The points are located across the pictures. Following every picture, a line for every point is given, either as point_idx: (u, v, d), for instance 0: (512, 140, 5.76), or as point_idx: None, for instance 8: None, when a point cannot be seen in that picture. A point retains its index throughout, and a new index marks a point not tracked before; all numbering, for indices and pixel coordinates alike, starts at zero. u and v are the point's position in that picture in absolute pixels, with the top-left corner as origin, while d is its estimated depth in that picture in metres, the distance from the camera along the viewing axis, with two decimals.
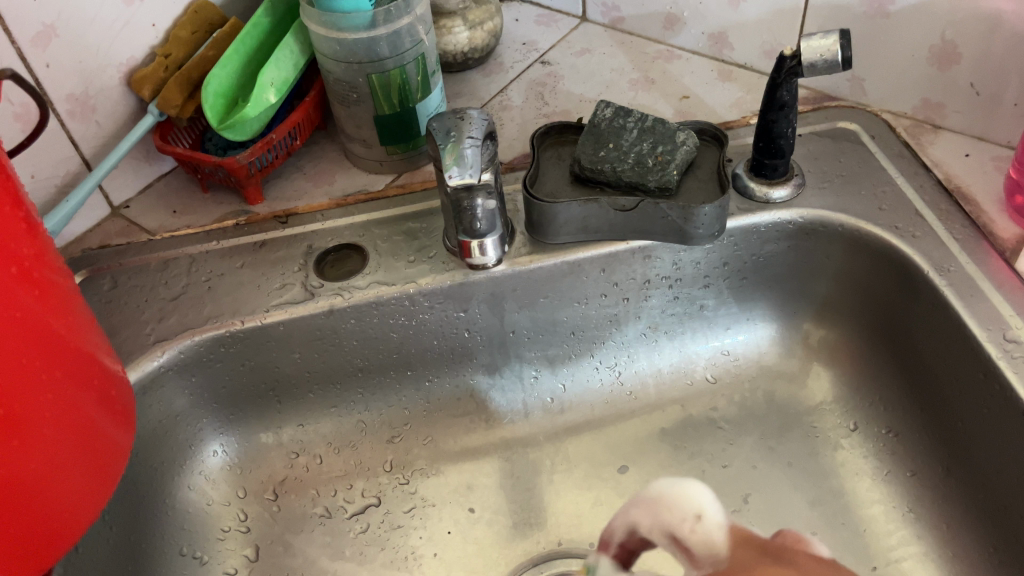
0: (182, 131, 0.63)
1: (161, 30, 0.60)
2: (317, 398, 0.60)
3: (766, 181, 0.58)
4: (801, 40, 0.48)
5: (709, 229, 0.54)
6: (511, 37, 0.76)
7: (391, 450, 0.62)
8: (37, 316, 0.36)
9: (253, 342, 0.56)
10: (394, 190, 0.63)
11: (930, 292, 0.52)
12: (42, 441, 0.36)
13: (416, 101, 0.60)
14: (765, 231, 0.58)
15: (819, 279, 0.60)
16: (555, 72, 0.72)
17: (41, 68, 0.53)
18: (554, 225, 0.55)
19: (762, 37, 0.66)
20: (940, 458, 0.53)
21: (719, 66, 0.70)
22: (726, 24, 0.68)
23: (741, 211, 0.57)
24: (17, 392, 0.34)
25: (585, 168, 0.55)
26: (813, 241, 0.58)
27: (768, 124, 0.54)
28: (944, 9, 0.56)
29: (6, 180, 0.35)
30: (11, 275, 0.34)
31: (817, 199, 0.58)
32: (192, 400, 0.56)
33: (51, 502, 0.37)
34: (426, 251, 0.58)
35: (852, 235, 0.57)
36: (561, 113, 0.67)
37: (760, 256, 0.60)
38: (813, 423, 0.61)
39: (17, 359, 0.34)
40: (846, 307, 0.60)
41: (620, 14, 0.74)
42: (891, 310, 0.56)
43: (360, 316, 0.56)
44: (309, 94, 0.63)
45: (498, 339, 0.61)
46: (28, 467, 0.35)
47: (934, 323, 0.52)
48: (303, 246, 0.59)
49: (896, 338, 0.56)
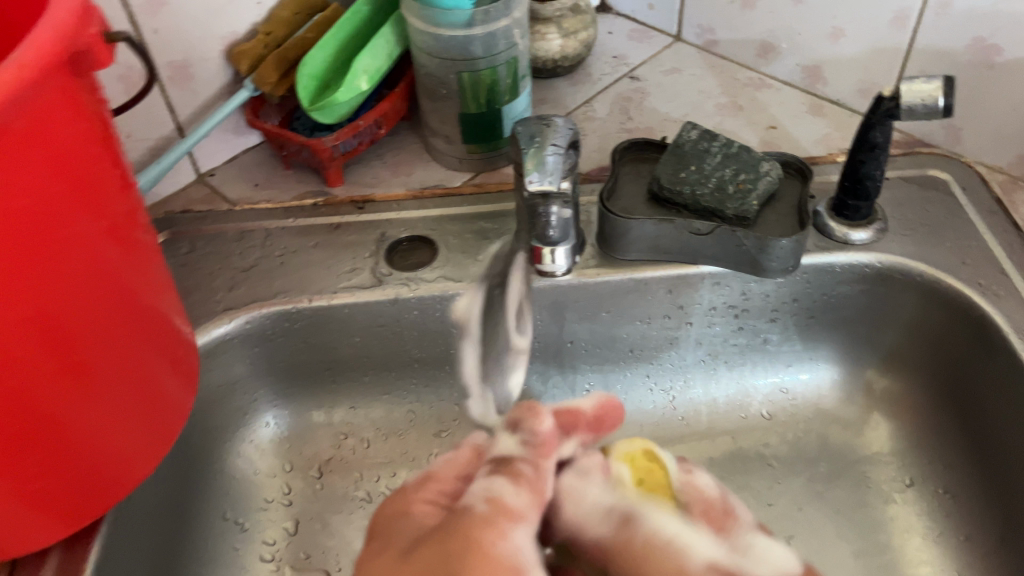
0: (272, 109, 0.64)
1: (265, 8, 0.61)
2: (372, 383, 0.61)
3: (846, 223, 0.57)
4: (902, 82, 0.47)
5: (783, 263, 0.53)
6: (602, 48, 0.76)
7: (437, 444, 0.62)
8: (120, 273, 0.37)
9: (318, 321, 0.57)
10: (471, 189, 0.63)
11: (1008, 354, 0.51)
12: (105, 393, 0.37)
13: (503, 103, 0.61)
14: (840, 272, 0.57)
15: (887, 329, 0.59)
16: (643, 88, 0.71)
17: (148, 33, 0.55)
18: (625, 241, 0.55)
19: (858, 75, 0.65)
20: (998, 527, 0.52)
21: (810, 100, 0.69)
22: (822, 57, 0.67)
23: (819, 249, 0.56)
24: (88, 344, 0.35)
25: (663, 188, 0.54)
26: (889, 288, 0.57)
27: (858, 164, 0.53)
28: None
29: (109, 138, 0.36)
30: (101, 231, 0.35)
31: (897, 245, 0.57)
32: (252, 369, 0.58)
33: (104, 452, 0.39)
34: (495, 252, 0.58)
35: (930, 286, 0.55)
36: (644, 130, 0.67)
37: (833, 297, 0.59)
38: (867, 472, 0.59)
39: (95, 313, 0.35)
40: (915, 360, 0.59)
41: (714, 38, 0.74)
42: (964, 368, 0.55)
43: (423, 308, 0.57)
44: (398, 85, 0.64)
45: (555, 347, 0.61)
46: (87, 416, 0.37)
47: (1009, 387, 0.51)
48: (376, 233, 0.60)
49: (966, 398, 0.55)
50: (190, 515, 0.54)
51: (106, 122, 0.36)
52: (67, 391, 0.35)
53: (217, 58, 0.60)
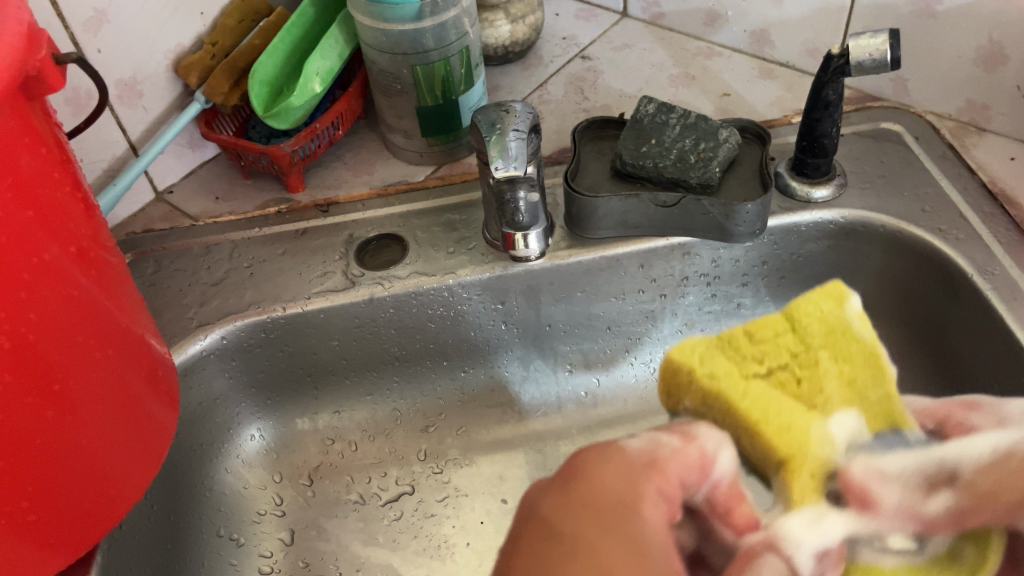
0: (227, 118, 0.66)
1: None
2: (222, 540, 0.58)
3: (807, 180, 0.60)
4: (848, 40, 0.50)
5: (750, 226, 0.56)
6: (182, 178, 0.67)
7: (298, 558, 0.59)
8: (25, 469, 0.38)
9: (171, 507, 0.54)
10: (255, 254, 0.61)
11: (973, 294, 0.53)
12: (73, 428, 0.40)
13: (290, 117, 0.61)
14: (805, 230, 0.60)
15: (858, 280, 0.62)
16: (161, 259, 0.62)
17: (93, 54, 0.57)
18: (398, 261, 0.60)
19: (805, 35, 0.68)
20: None
21: (347, 222, 0.63)
22: (770, 21, 0.69)
23: (782, 210, 0.59)
24: (70, 370, 0.39)
25: (490, 237, 0.60)
26: (854, 241, 0.60)
27: (818, 83, 0.54)
28: (798, 19, 0.67)
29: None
30: (30, 398, 0.37)
31: (859, 198, 0.60)
32: None
33: (94, 475, 0.43)
34: (327, 340, 0.60)
35: (893, 235, 0.58)
36: (163, 228, 0.64)
37: (800, 255, 0.61)
38: None
39: (78, 345, 0.39)
40: (884, 308, 0.61)
41: (353, 140, 0.69)
42: (921, 300, 0.58)
43: (235, 405, 0.60)
44: (245, 157, 0.63)
45: (200, 414, 0.58)
46: (79, 383, 0.40)
47: (975, 325, 0.54)
48: (192, 406, 0.57)
49: (932, 333, 0.58)
50: (186, 534, 0.55)
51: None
52: (43, 402, 0.37)
53: (165, 75, 0.62)
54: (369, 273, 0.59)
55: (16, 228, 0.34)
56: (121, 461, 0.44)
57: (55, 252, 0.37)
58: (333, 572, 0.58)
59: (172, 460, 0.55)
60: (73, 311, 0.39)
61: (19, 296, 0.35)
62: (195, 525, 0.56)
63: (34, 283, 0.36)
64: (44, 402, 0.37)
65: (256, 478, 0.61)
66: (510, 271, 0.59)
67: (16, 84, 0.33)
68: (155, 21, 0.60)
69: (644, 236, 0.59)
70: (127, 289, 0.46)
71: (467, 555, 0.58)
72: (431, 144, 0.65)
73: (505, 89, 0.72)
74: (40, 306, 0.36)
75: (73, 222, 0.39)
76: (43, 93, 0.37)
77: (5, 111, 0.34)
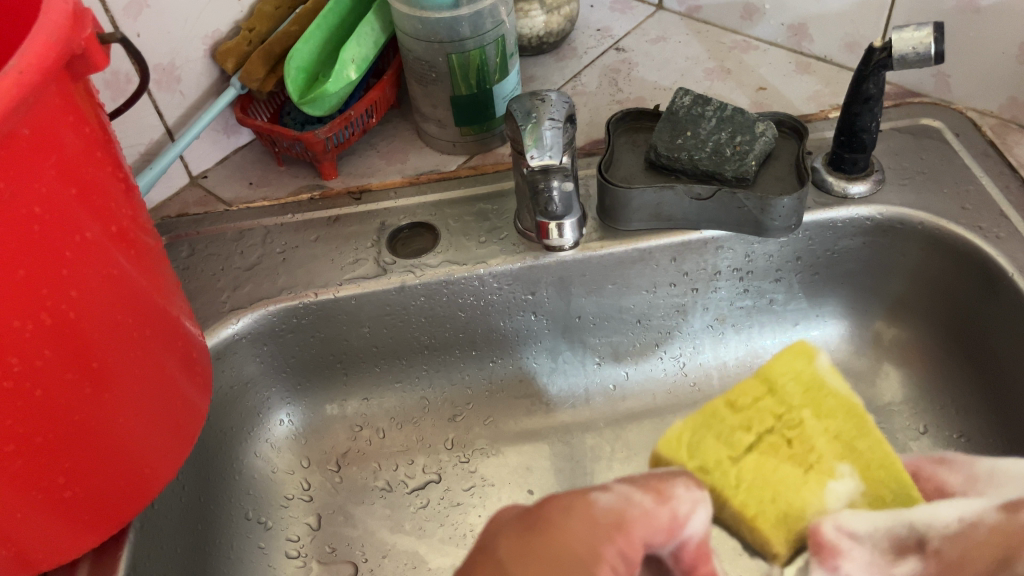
0: (262, 104, 0.67)
1: None
2: (252, 523, 0.58)
3: (844, 175, 0.59)
4: (892, 33, 0.49)
5: (786, 221, 0.55)
6: (216, 164, 0.67)
7: (325, 544, 0.59)
8: (60, 447, 0.38)
9: (202, 489, 0.55)
10: (287, 240, 0.62)
11: (1013, 294, 0.52)
12: (110, 407, 0.40)
13: (325, 103, 0.61)
14: (841, 226, 0.59)
15: (893, 278, 0.61)
16: (195, 243, 0.62)
17: (133, 37, 0.57)
18: (429, 250, 0.60)
19: (844, 29, 0.67)
20: (990, 411, 0.56)
21: (380, 211, 0.63)
22: (808, 15, 0.68)
23: (818, 205, 0.58)
24: (107, 349, 0.39)
25: (522, 227, 0.60)
26: (890, 238, 0.59)
27: (859, 76, 0.53)
28: (838, 12, 0.66)
29: (72, 554, 0.44)
30: (68, 377, 0.37)
31: (897, 195, 0.59)
32: None
33: (130, 454, 0.43)
34: (359, 327, 0.60)
35: (932, 233, 0.57)
36: (198, 212, 0.64)
37: (835, 252, 0.61)
38: (881, 422, 0.61)
39: (116, 324, 0.40)
40: (920, 307, 0.61)
41: (386, 129, 0.69)
42: (959, 300, 0.57)
43: (265, 389, 0.61)
44: (280, 143, 0.64)
45: (231, 397, 0.59)
46: (116, 362, 0.40)
47: (1015, 325, 0.53)
48: (225, 390, 0.58)
49: (969, 333, 0.57)
50: (216, 516, 0.56)
51: (74, 553, 0.45)
52: (83, 378, 0.38)
53: (202, 60, 0.63)
54: (400, 261, 0.59)
55: (59, 206, 0.35)
56: (155, 442, 0.45)
57: (95, 232, 0.38)
58: (360, 558, 0.58)
59: (204, 442, 0.56)
60: (113, 290, 0.39)
61: (61, 274, 0.35)
62: (225, 508, 0.57)
63: (76, 261, 0.36)
64: (82, 380, 0.38)
65: (285, 464, 0.62)
66: (542, 261, 0.59)
67: (61, 63, 0.34)
68: (194, 6, 0.60)
69: (676, 229, 0.58)
70: (165, 270, 0.46)
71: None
72: (464, 133, 0.65)
73: (539, 80, 0.72)
74: (81, 284, 0.37)
75: (114, 203, 0.40)
76: (88, 72, 0.37)
77: (52, 89, 0.34)
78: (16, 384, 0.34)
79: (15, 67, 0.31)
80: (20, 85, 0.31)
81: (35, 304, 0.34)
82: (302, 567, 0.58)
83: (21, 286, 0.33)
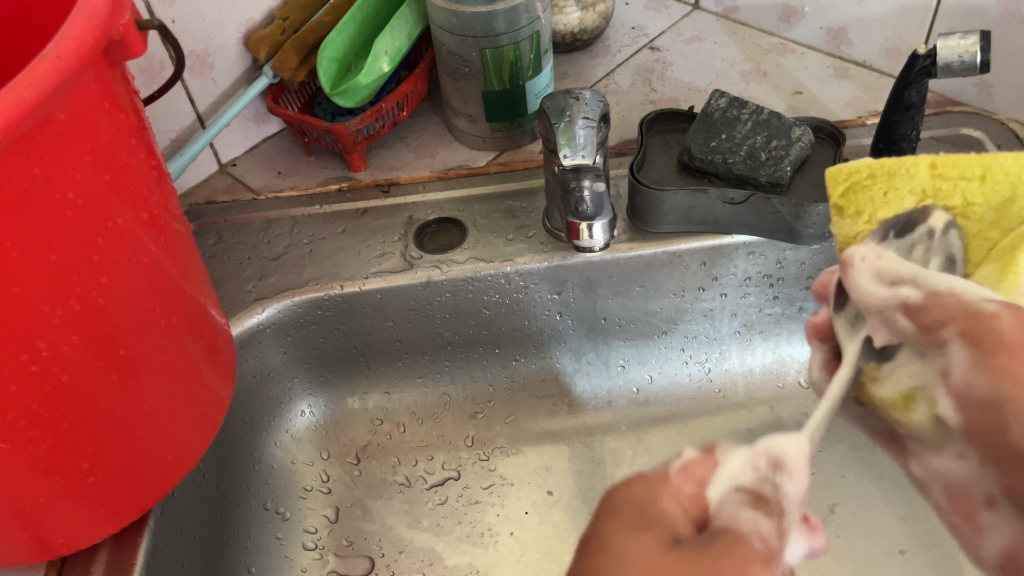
0: (293, 94, 0.66)
1: None
2: (273, 512, 0.59)
3: None
4: (937, 40, 0.48)
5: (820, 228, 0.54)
6: (246, 152, 0.67)
7: (344, 537, 0.59)
8: (84, 434, 0.38)
9: (222, 477, 0.55)
10: (313, 230, 0.62)
11: None
12: (134, 394, 0.40)
13: (356, 94, 0.61)
14: None
15: None
16: (223, 231, 0.62)
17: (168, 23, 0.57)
18: (457, 245, 0.60)
19: (885, 35, 0.66)
20: None
21: (407, 205, 0.62)
22: (848, 18, 0.67)
23: None
24: (134, 338, 0.39)
25: (550, 226, 0.59)
26: None
27: (901, 84, 0.52)
28: (879, 16, 0.65)
29: (93, 538, 0.44)
30: (92, 365, 0.37)
31: None
32: None
33: (154, 440, 0.43)
34: (384, 320, 0.60)
35: None
36: (226, 200, 0.64)
37: None
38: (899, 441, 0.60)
39: (144, 314, 0.39)
40: None
41: (417, 122, 0.69)
42: None
43: (288, 378, 0.61)
44: (310, 133, 0.63)
45: (254, 384, 0.59)
46: (144, 350, 0.40)
47: None
48: (250, 379, 0.58)
49: None
50: (235, 504, 0.56)
51: (96, 538, 0.45)
52: (107, 369, 0.38)
53: (235, 48, 0.62)
54: (427, 256, 0.59)
55: (92, 193, 0.35)
56: (180, 428, 0.45)
57: (125, 220, 0.37)
58: (377, 553, 0.58)
59: (226, 429, 0.56)
60: (142, 278, 0.39)
61: (92, 260, 0.35)
62: (245, 500, 0.57)
63: (105, 247, 0.36)
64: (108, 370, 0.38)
65: (307, 454, 0.62)
66: (569, 261, 0.58)
67: (99, 48, 0.33)
68: None
69: (708, 233, 0.57)
70: (194, 258, 0.46)
71: (510, 545, 0.58)
72: (495, 129, 0.64)
73: (573, 78, 0.71)
74: (111, 271, 0.37)
75: (146, 189, 0.40)
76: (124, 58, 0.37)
77: (88, 75, 0.34)
78: (42, 372, 0.34)
79: (53, 51, 0.30)
80: (57, 70, 0.31)
81: (64, 291, 0.34)
82: (318, 559, 0.58)
83: (51, 272, 0.33)
